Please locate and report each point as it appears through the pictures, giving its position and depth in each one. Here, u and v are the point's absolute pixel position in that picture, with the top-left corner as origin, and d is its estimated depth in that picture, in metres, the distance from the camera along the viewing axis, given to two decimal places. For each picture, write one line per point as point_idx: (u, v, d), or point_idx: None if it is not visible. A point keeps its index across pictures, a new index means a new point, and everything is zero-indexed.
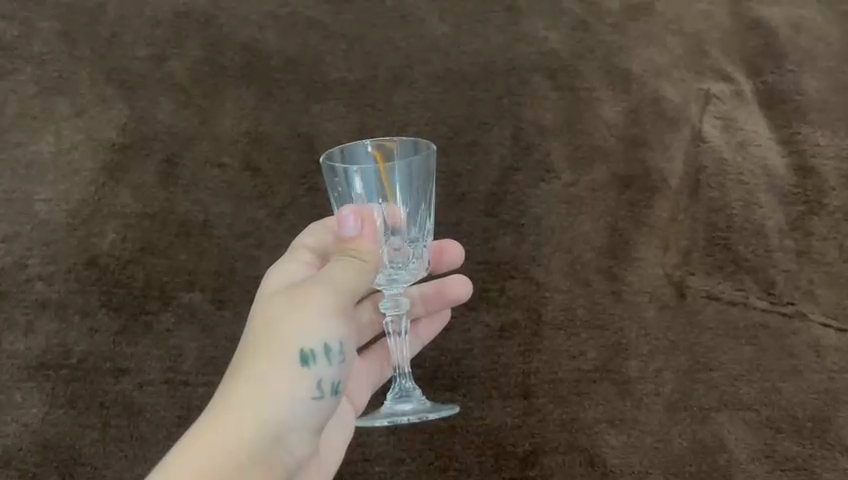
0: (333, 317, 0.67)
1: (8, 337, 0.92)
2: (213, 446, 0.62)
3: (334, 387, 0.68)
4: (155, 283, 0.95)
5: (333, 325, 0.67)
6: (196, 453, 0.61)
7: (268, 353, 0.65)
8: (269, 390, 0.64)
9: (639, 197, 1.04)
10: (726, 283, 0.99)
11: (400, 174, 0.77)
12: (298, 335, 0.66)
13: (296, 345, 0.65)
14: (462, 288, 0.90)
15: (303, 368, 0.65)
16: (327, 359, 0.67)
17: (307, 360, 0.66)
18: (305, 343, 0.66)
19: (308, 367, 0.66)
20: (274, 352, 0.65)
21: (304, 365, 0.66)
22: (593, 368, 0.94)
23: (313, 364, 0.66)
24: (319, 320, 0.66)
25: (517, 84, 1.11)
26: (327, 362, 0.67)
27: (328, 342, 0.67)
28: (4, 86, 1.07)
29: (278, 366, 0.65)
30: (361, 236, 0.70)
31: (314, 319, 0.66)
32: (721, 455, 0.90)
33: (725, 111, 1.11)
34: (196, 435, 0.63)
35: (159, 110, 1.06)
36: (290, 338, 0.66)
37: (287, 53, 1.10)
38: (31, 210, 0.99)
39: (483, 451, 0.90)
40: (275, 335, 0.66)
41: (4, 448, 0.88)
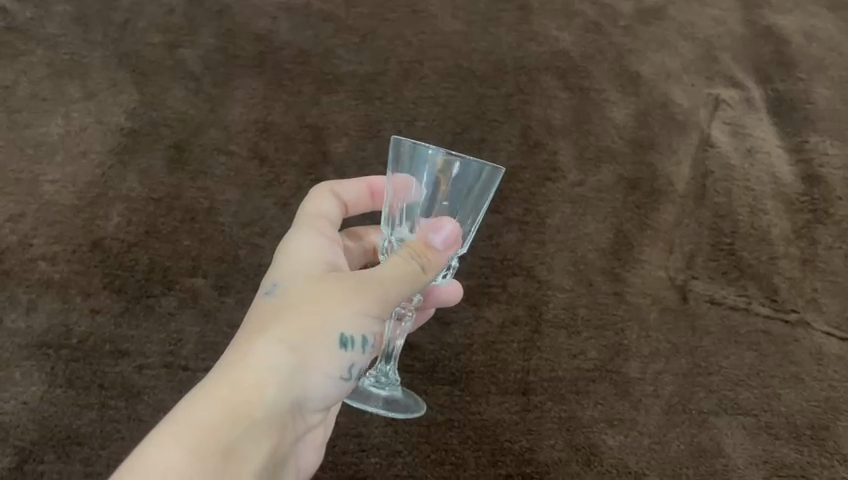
0: (377, 309, 0.65)
1: (9, 314, 0.92)
2: (235, 402, 0.59)
3: (356, 374, 0.67)
4: (158, 267, 0.95)
5: (376, 316, 0.66)
6: (218, 402, 0.59)
7: (306, 325, 0.63)
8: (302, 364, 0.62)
9: (646, 199, 1.04)
10: (729, 289, 0.99)
11: (462, 175, 0.71)
12: (343, 318, 0.64)
13: (339, 328, 0.64)
14: (449, 292, 0.83)
15: (339, 351, 0.64)
16: (362, 347, 0.66)
17: (344, 345, 0.64)
18: (348, 328, 0.64)
19: (344, 351, 0.64)
20: (314, 327, 0.63)
21: (340, 349, 0.64)
22: (593, 367, 0.93)
23: (349, 349, 0.65)
24: (366, 307, 0.65)
25: (527, 83, 1.11)
26: (360, 351, 0.66)
27: (367, 332, 0.65)
28: (16, 67, 1.07)
29: (314, 342, 0.63)
30: (446, 251, 0.69)
31: (361, 306, 0.64)
32: (719, 459, 0.90)
33: (734, 117, 1.11)
34: (219, 384, 0.60)
35: (169, 97, 1.06)
36: (335, 317, 0.64)
37: (299, 45, 1.11)
38: (38, 191, 0.99)
39: (480, 445, 0.89)
40: (319, 309, 0.64)
41: (3, 424, 0.87)
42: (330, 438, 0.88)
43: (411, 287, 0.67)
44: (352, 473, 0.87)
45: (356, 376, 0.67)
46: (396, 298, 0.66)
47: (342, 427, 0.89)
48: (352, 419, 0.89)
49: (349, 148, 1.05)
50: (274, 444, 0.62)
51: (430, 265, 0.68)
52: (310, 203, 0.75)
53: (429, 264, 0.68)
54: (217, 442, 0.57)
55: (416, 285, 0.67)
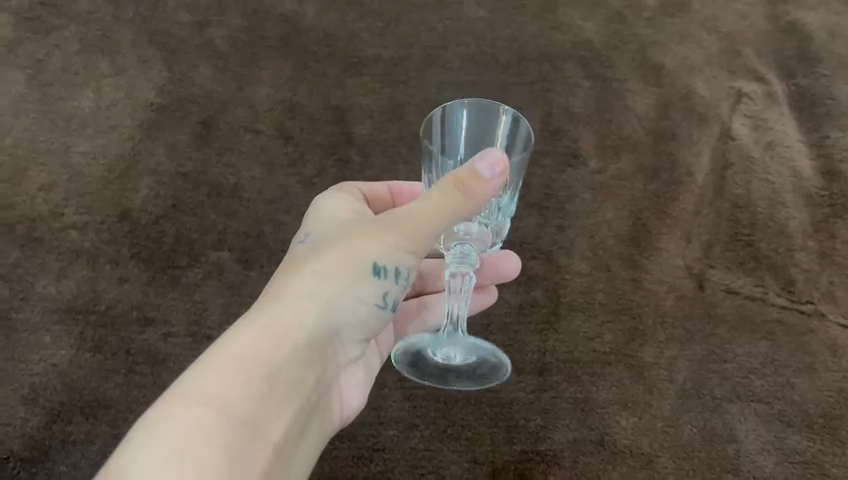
0: (411, 236, 0.66)
1: (40, 280, 0.94)
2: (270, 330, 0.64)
3: (392, 305, 0.69)
4: (185, 240, 0.97)
5: (410, 245, 0.66)
6: (254, 330, 0.63)
7: (338, 259, 0.66)
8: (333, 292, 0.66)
9: (665, 188, 1.05)
10: (745, 279, 1.00)
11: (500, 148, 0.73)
12: (373, 249, 0.66)
13: (369, 258, 0.66)
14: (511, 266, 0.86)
15: (371, 279, 0.67)
16: (396, 277, 0.67)
17: (377, 274, 0.67)
18: (378, 257, 0.66)
19: (376, 279, 0.67)
20: (345, 258, 0.67)
21: (373, 278, 0.67)
22: (610, 351, 0.95)
23: (382, 278, 0.67)
24: (396, 237, 0.66)
25: (550, 70, 1.12)
26: (395, 281, 0.68)
27: (401, 263, 0.67)
28: (50, 42, 1.10)
29: (345, 274, 0.66)
30: (493, 181, 0.65)
31: (392, 237, 0.66)
32: (730, 444, 0.91)
33: (756, 110, 1.11)
34: (256, 315, 0.65)
35: (197, 75, 1.08)
36: (365, 248, 0.66)
37: (326, 28, 1.13)
38: (70, 162, 1.02)
39: (495, 423, 0.91)
40: (350, 244, 0.67)
41: (32, 385, 0.88)
42: None
43: (450, 211, 0.65)
44: (370, 444, 0.89)
45: (395, 306, 0.69)
46: (429, 223, 0.65)
47: None
48: (373, 392, 0.91)
49: (373, 129, 1.06)
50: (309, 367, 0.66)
51: (474, 184, 0.65)
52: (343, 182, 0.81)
53: (472, 188, 0.65)
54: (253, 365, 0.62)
55: (462, 207, 0.65)
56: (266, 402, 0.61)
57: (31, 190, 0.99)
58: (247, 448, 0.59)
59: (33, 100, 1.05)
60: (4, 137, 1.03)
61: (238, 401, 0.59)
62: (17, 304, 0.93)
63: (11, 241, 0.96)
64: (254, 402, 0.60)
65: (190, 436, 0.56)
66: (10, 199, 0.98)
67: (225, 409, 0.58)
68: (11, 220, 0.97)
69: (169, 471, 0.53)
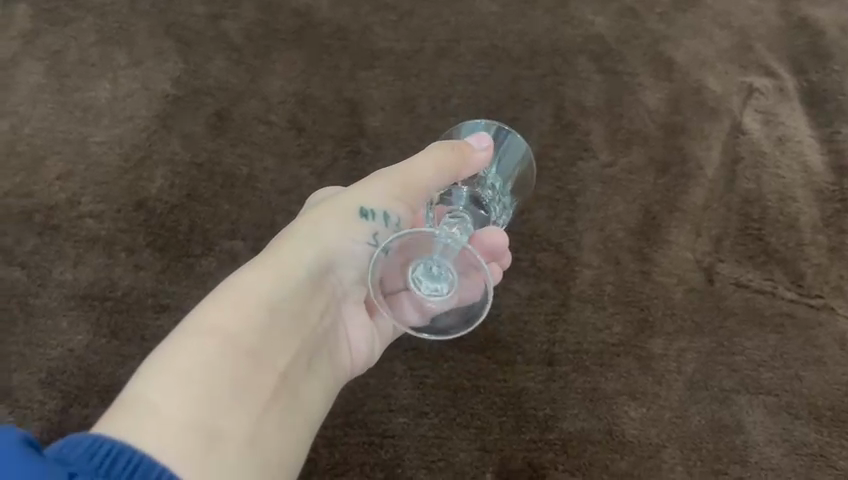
0: (399, 185, 0.71)
1: (57, 267, 0.95)
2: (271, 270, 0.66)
3: None
4: (199, 228, 0.99)
5: (397, 192, 0.71)
6: (256, 270, 0.65)
7: (329, 207, 0.70)
8: (327, 235, 0.69)
9: (675, 182, 1.05)
10: (755, 273, 1.00)
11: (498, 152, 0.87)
12: (362, 194, 0.70)
13: (358, 202, 0.70)
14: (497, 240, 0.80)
15: (361, 222, 0.70)
16: (385, 222, 0.70)
17: (366, 218, 0.70)
18: (367, 202, 0.70)
19: (366, 222, 0.70)
20: (337, 204, 0.70)
21: (362, 222, 0.70)
22: (618, 342, 0.95)
23: (372, 221, 0.70)
24: (382, 183, 0.71)
25: (562, 64, 1.13)
26: (385, 226, 0.70)
27: (389, 207, 0.70)
28: (67, 33, 1.11)
29: (335, 221, 0.69)
30: (478, 152, 0.80)
31: (380, 186, 0.71)
32: (738, 436, 0.92)
33: (767, 105, 1.12)
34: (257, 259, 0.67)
35: (212, 66, 1.09)
36: (354, 196, 0.70)
37: (338, 21, 1.13)
38: (86, 151, 1.03)
39: (504, 411, 0.92)
40: (340, 194, 0.71)
41: (49, 369, 0.90)
42: (360, 396, 0.91)
43: (436, 168, 0.74)
44: (380, 431, 0.90)
45: None
46: (417, 175, 0.72)
47: (372, 387, 0.92)
48: (383, 380, 0.92)
49: (385, 122, 1.07)
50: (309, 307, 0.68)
51: (463, 151, 0.78)
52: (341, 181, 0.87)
53: (454, 158, 0.76)
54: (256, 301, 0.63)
55: (443, 166, 0.74)
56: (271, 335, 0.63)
57: (48, 179, 1.01)
58: (252, 376, 0.61)
59: (51, 91, 1.07)
60: (22, 127, 1.04)
61: (244, 331, 0.62)
62: (35, 290, 0.94)
63: (28, 228, 0.97)
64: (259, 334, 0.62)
65: (199, 361, 0.58)
66: (28, 188, 1.00)
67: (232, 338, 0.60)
68: (29, 208, 0.99)
69: (180, 391, 0.56)
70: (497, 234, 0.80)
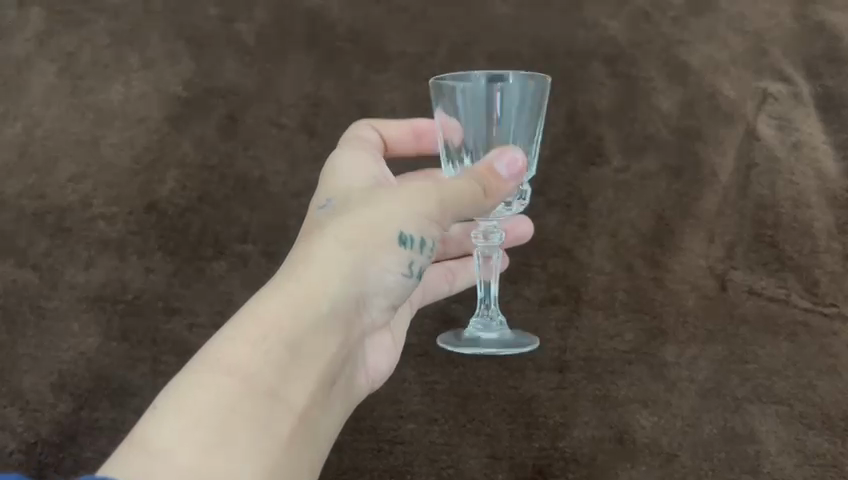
0: (435, 210, 0.71)
1: (69, 269, 0.96)
2: (302, 295, 0.63)
3: (416, 274, 0.72)
4: (210, 231, 0.98)
5: (431, 218, 0.71)
6: (283, 297, 0.63)
7: (360, 223, 0.68)
8: (361, 258, 0.67)
9: (688, 188, 1.04)
10: (770, 280, 0.99)
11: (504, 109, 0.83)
12: (400, 218, 0.69)
13: (397, 227, 0.69)
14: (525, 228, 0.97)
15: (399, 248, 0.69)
16: (420, 247, 0.70)
17: (404, 244, 0.69)
18: (406, 227, 0.69)
19: (403, 248, 0.69)
20: (372, 225, 0.68)
21: (401, 248, 0.69)
22: (630, 349, 0.95)
23: (408, 247, 0.69)
24: (420, 210, 0.70)
25: (575, 68, 1.12)
26: (420, 252, 0.71)
27: (425, 234, 0.70)
28: (81, 35, 1.11)
29: (371, 245, 0.67)
30: (508, 180, 0.78)
31: (417, 211, 0.70)
32: (751, 445, 0.88)
33: (781, 110, 1.10)
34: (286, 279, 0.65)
35: (224, 69, 1.09)
36: (392, 218, 0.69)
37: (351, 23, 1.13)
38: (98, 153, 1.03)
39: (514, 419, 0.91)
40: (375, 212, 0.69)
41: (60, 372, 0.90)
42: (370, 402, 0.92)
43: (472, 200, 0.75)
44: (389, 437, 0.90)
45: (419, 274, 0.72)
46: (454, 205, 0.73)
47: (382, 393, 0.92)
48: (394, 385, 0.93)
49: None
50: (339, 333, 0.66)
51: (490, 188, 0.76)
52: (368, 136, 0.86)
53: (489, 184, 0.76)
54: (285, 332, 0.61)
55: (479, 202, 0.75)
56: (298, 367, 0.62)
57: (61, 181, 1.01)
58: (276, 414, 0.59)
59: (64, 92, 1.07)
60: (36, 128, 1.05)
61: (272, 365, 0.60)
62: (47, 292, 0.94)
63: (41, 230, 0.98)
64: (288, 366, 0.61)
65: (224, 401, 0.56)
66: (40, 189, 1.00)
67: (259, 373, 0.59)
68: (41, 210, 0.99)
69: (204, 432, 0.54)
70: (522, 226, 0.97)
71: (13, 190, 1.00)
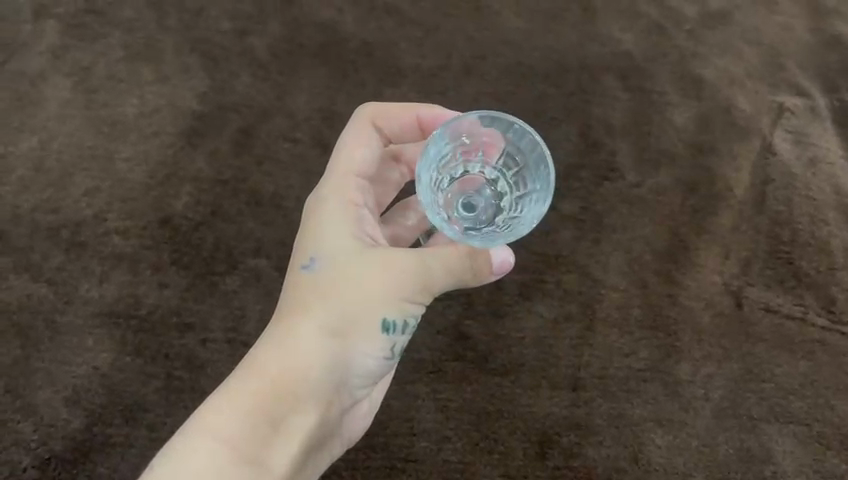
0: (421, 293, 0.66)
1: (83, 284, 0.96)
2: (281, 378, 0.63)
3: (398, 352, 0.69)
4: (224, 246, 0.99)
5: (416, 300, 0.66)
6: (259, 378, 0.63)
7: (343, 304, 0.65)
8: (341, 344, 0.65)
9: (703, 204, 1.04)
10: (785, 297, 0.98)
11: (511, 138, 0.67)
12: (385, 305, 0.65)
13: (381, 315, 0.65)
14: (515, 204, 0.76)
15: (381, 334, 0.66)
16: (403, 330, 0.67)
17: (384, 329, 0.66)
18: (390, 314, 0.65)
19: (386, 333, 0.66)
20: (356, 308, 0.65)
21: (381, 333, 0.66)
22: (645, 367, 0.94)
23: (391, 332, 0.66)
24: (406, 296, 0.65)
25: (589, 82, 1.12)
26: (402, 334, 0.67)
27: (408, 315, 0.66)
28: (95, 49, 1.11)
29: (353, 331, 0.65)
30: (492, 273, 0.69)
31: (401, 293, 0.65)
32: (767, 466, 0.90)
33: (798, 125, 1.10)
34: (265, 357, 0.64)
35: (238, 82, 1.09)
36: (378, 305, 0.65)
37: (364, 37, 1.13)
38: (113, 168, 1.04)
39: (528, 437, 0.91)
40: (359, 291, 0.64)
41: (74, 387, 0.91)
42: (383, 419, 0.91)
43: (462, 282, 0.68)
44: (403, 454, 0.90)
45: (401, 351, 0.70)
46: (441, 287, 0.66)
47: (394, 410, 0.91)
48: (405, 402, 0.92)
49: None
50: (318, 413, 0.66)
51: (479, 272, 0.67)
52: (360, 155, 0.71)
53: (480, 269, 0.67)
54: (263, 414, 0.62)
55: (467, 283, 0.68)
56: (272, 447, 0.63)
57: (76, 195, 1.01)
58: None
59: (79, 106, 1.08)
60: (51, 143, 1.05)
61: (247, 447, 0.61)
62: (61, 306, 0.95)
63: (56, 244, 0.98)
64: (262, 447, 0.62)
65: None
66: (56, 204, 1.01)
67: (234, 455, 0.60)
68: (56, 224, 0.99)
69: None
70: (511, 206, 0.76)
71: (28, 205, 1.00)
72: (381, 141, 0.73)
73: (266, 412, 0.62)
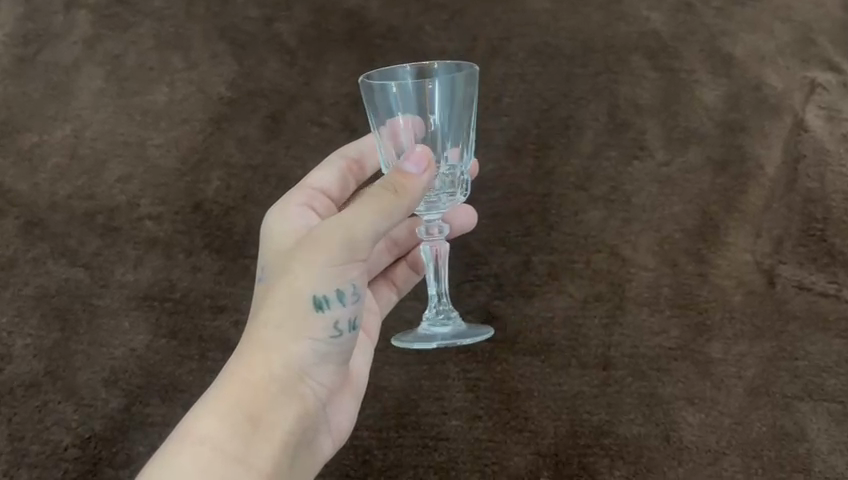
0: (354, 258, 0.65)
1: (118, 268, 0.98)
2: (246, 381, 0.64)
3: (348, 329, 0.67)
4: (254, 230, 0.99)
5: (341, 267, 0.65)
6: (220, 383, 0.65)
7: (278, 296, 0.65)
8: (286, 332, 0.65)
9: (733, 183, 1.02)
10: (819, 275, 0.97)
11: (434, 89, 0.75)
12: (310, 283, 0.65)
13: (308, 292, 0.65)
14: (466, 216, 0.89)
15: (316, 312, 0.65)
16: (340, 302, 0.65)
17: (318, 307, 0.65)
18: (317, 289, 0.65)
19: (322, 311, 0.65)
20: (290, 295, 0.65)
21: (316, 312, 0.65)
22: (676, 346, 0.94)
23: (326, 309, 0.65)
24: (329, 263, 0.64)
25: (617, 61, 1.10)
26: (339, 306, 0.65)
27: (341, 286, 0.65)
28: (126, 38, 1.13)
29: (293, 317, 0.65)
30: (415, 175, 0.67)
31: (323, 263, 0.64)
32: (801, 443, 0.89)
33: (830, 101, 1.08)
34: (229, 367, 0.65)
35: (266, 69, 1.10)
36: (304, 284, 0.65)
37: (389, 21, 1.12)
38: (145, 154, 1.05)
39: (559, 415, 0.92)
40: (290, 278, 0.65)
41: (112, 369, 0.93)
42: (413, 398, 0.93)
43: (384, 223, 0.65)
44: (434, 432, 0.92)
45: (353, 327, 0.67)
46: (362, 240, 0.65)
47: (425, 389, 0.93)
48: (434, 380, 0.93)
49: None
50: (290, 403, 0.66)
51: (397, 192, 0.66)
52: (323, 175, 0.82)
53: (392, 192, 0.66)
54: (235, 412, 0.63)
55: (392, 219, 0.66)
56: (252, 440, 0.63)
57: (110, 181, 1.03)
58: None
59: (111, 94, 1.09)
60: (85, 131, 1.07)
61: (227, 445, 0.62)
62: (98, 290, 0.97)
63: (91, 230, 1.00)
64: (244, 443, 0.62)
65: None
66: (90, 190, 1.03)
67: (219, 457, 0.61)
68: (91, 210, 1.01)
69: None
70: (465, 213, 0.89)
71: (64, 192, 1.02)
72: (348, 162, 0.85)
73: (233, 407, 0.63)
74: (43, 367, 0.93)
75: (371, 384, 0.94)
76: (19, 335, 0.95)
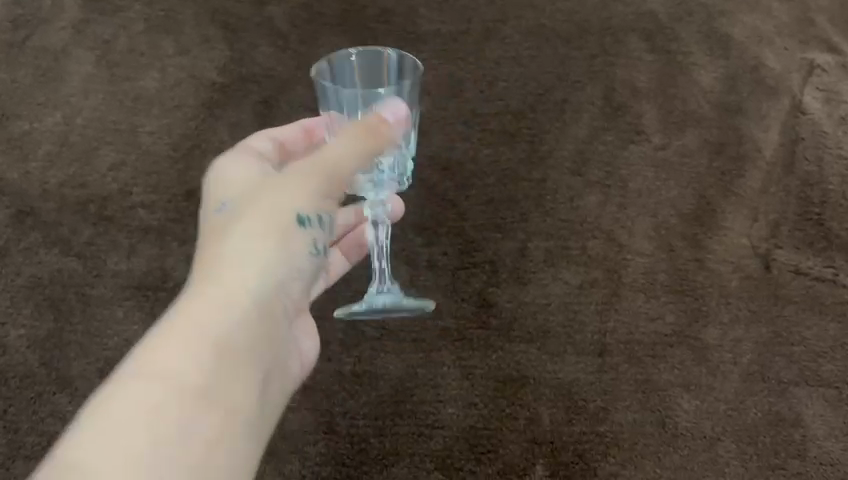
0: (331, 186, 0.67)
1: (112, 257, 0.97)
2: (220, 294, 0.59)
3: (322, 253, 0.68)
4: None
5: (324, 190, 0.66)
6: (188, 306, 0.58)
7: (256, 209, 0.64)
8: (265, 246, 0.63)
9: (729, 166, 1.02)
10: (816, 259, 0.97)
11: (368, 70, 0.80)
12: (295, 198, 0.65)
13: (294, 207, 0.65)
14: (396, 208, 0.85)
15: (300, 228, 0.65)
16: (319, 225, 0.66)
17: (301, 224, 0.65)
18: (303, 206, 0.65)
19: (304, 228, 0.65)
20: (272, 210, 0.64)
21: (298, 227, 0.65)
22: (671, 332, 0.94)
23: (308, 226, 0.65)
24: (314, 184, 0.66)
25: (613, 43, 1.08)
26: (318, 227, 0.66)
27: (321, 210, 0.67)
28: (115, 22, 1.10)
29: (273, 232, 0.63)
30: (396, 125, 0.71)
31: (311, 182, 0.66)
32: (797, 429, 0.90)
33: (829, 83, 1.07)
34: (194, 292, 0.59)
35: (258, 54, 1.08)
36: (287, 200, 0.65)
37: (384, 4, 1.10)
38: (137, 141, 1.04)
39: (555, 402, 0.92)
40: (271, 192, 0.65)
41: (106, 358, 0.93)
42: (409, 386, 0.93)
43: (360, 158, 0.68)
44: (430, 420, 0.92)
45: (324, 253, 0.69)
46: (345, 167, 0.67)
47: (421, 377, 0.93)
48: (429, 367, 0.94)
49: (431, 107, 1.04)
50: (265, 331, 0.61)
51: (378, 134, 0.69)
52: (249, 139, 0.79)
53: (376, 133, 0.69)
54: (209, 329, 0.57)
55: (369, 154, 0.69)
56: (230, 353, 0.57)
57: (101, 170, 1.02)
58: (207, 393, 0.54)
59: (101, 80, 1.07)
60: (76, 118, 1.05)
61: (203, 355, 0.55)
62: (91, 280, 0.96)
63: (84, 219, 0.99)
64: (222, 361, 0.56)
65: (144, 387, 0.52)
66: (81, 178, 1.01)
67: (194, 360, 0.55)
68: (84, 198, 1.00)
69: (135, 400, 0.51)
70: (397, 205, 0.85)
71: (55, 180, 1.01)
72: (277, 147, 0.81)
73: (207, 322, 0.57)
74: (37, 358, 0.93)
75: (365, 372, 0.94)
76: (13, 327, 0.94)
